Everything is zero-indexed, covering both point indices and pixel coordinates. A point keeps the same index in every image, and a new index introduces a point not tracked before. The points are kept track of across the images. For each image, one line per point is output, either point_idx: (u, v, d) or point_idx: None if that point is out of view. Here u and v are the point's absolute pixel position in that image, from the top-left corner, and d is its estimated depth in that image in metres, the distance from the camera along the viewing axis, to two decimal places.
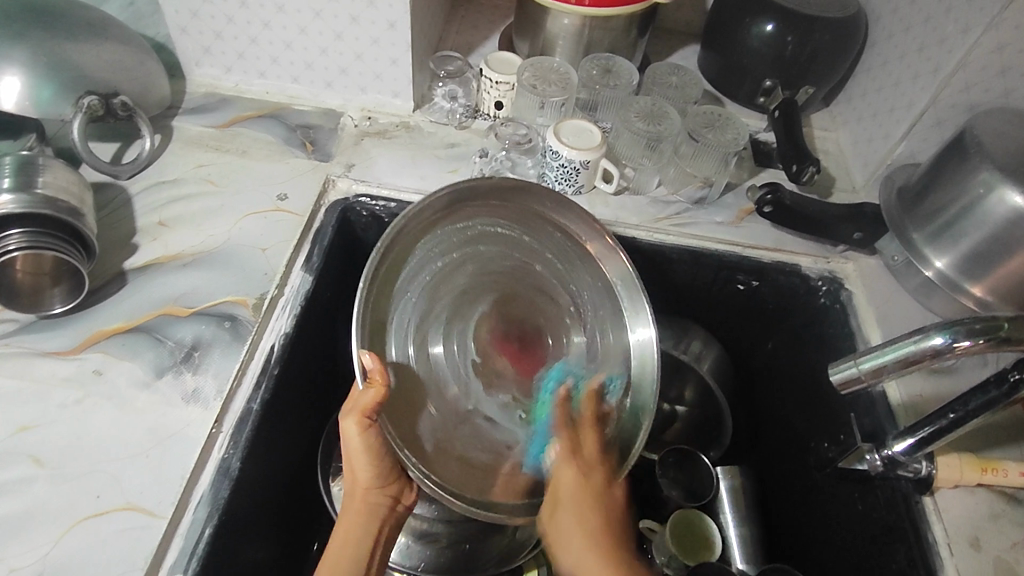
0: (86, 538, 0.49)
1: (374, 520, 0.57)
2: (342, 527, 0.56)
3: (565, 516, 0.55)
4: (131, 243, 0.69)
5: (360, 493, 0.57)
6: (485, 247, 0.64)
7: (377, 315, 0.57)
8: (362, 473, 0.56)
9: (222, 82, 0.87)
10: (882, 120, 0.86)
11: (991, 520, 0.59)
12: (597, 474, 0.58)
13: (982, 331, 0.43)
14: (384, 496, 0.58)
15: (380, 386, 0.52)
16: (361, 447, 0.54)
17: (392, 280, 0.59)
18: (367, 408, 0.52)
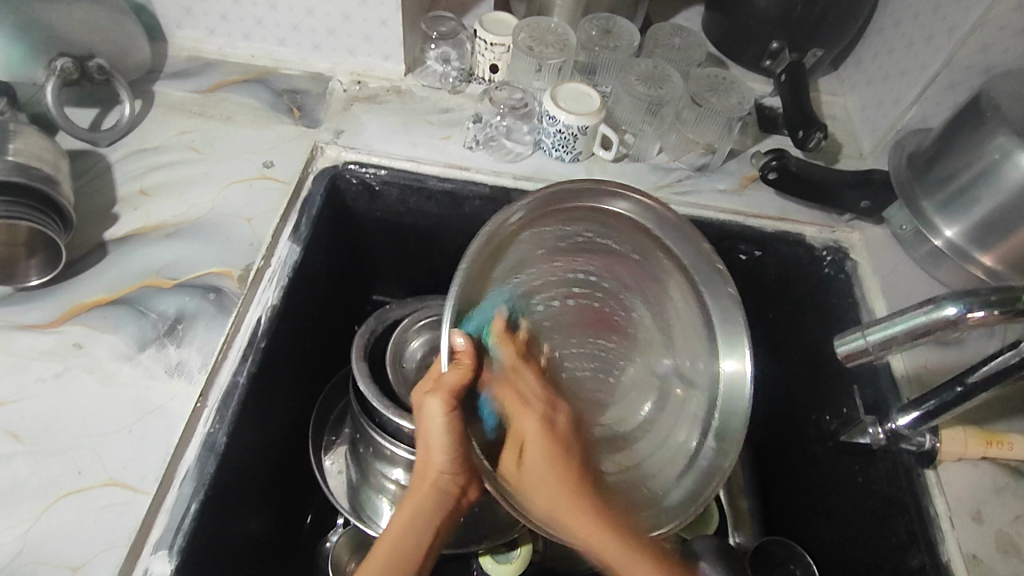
0: (67, 514, 0.48)
1: (441, 511, 0.52)
2: (407, 510, 0.52)
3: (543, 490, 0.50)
4: (112, 213, 0.67)
5: (430, 478, 0.52)
6: (578, 248, 0.57)
7: (472, 297, 0.50)
8: (437, 459, 0.50)
9: (205, 45, 0.83)
10: (893, 83, 0.83)
11: (995, 494, 0.58)
12: (568, 492, 0.51)
13: (997, 302, 0.41)
14: (457, 483, 0.52)
15: (467, 368, 0.48)
16: (440, 426, 0.49)
17: (489, 270, 0.52)
18: (452, 390, 0.48)
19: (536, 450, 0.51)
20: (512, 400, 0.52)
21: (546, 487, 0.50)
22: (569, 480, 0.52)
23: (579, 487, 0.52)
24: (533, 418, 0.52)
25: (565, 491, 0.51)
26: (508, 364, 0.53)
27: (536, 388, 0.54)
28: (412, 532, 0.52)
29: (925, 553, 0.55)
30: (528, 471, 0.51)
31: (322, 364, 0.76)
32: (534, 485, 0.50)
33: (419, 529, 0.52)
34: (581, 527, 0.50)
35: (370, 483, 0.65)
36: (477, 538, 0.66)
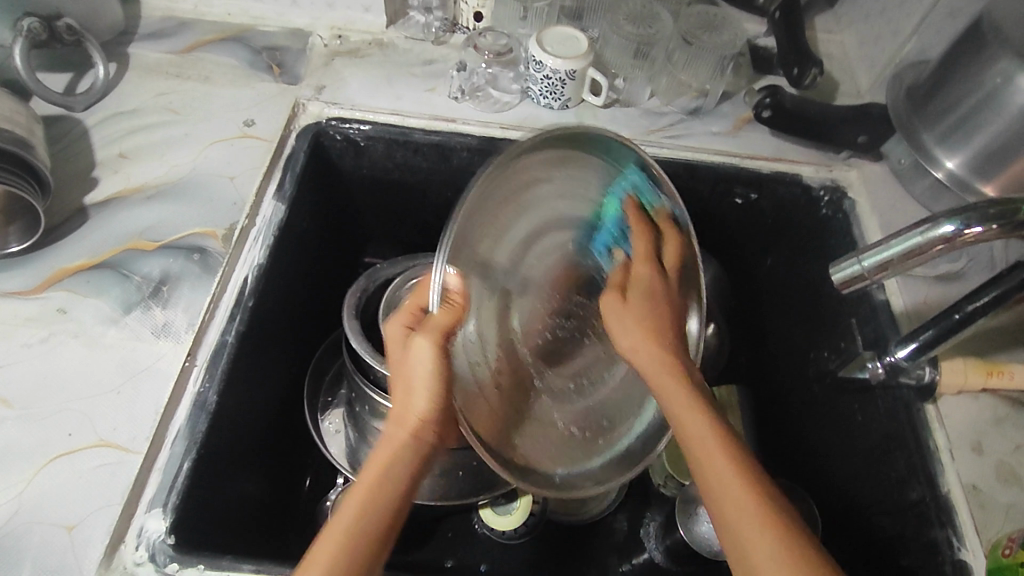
0: (59, 475, 0.48)
1: (417, 462, 0.45)
2: (378, 459, 0.45)
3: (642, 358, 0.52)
4: (91, 177, 0.65)
5: (407, 425, 0.45)
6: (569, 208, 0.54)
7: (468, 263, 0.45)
8: (416, 404, 0.45)
9: (179, 3, 0.80)
10: (891, 15, 0.80)
11: (995, 426, 0.57)
12: (661, 343, 0.53)
13: (996, 216, 0.40)
14: (434, 435, 0.46)
15: (459, 307, 0.44)
16: (426, 372, 0.44)
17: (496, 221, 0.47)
18: (442, 330, 0.44)
19: (619, 312, 0.55)
20: (637, 308, 0.55)
21: (647, 351, 0.52)
22: (676, 356, 0.52)
23: (676, 361, 0.52)
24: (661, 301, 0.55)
25: (650, 350, 0.52)
26: (636, 261, 0.57)
27: (651, 280, 0.57)
28: (380, 489, 0.43)
29: (925, 486, 0.55)
30: (625, 316, 0.54)
31: (314, 324, 0.75)
32: (623, 329, 0.54)
33: (391, 486, 0.44)
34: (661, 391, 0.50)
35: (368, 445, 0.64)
36: (478, 488, 0.66)
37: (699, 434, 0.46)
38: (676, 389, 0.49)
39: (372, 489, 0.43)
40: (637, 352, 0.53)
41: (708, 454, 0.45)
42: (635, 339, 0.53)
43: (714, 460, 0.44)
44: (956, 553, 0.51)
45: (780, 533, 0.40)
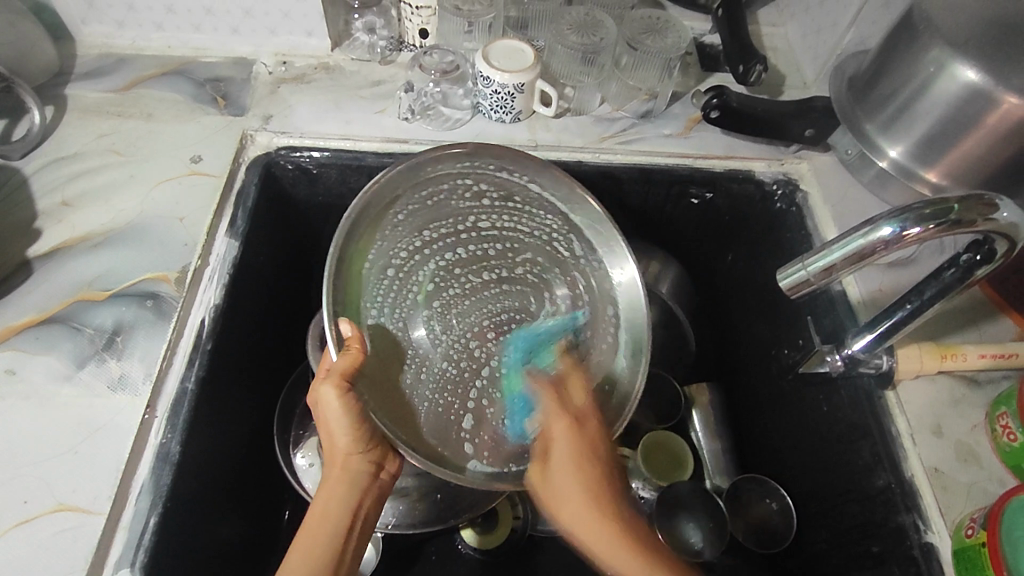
0: (17, 544, 0.47)
1: (357, 493, 0.52)
2: (320, 500, 0.51)
3: (560, 477, 0.51)
4: (34, 229, 0.64)
5: (339, 461, 0.52)
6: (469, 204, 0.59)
7: (348, 278, 0.53)
8: (340, 440, 0.51)
9: (116, 40, 0.78)
10: (829, 8, 0.81)
11: (953, 406, 0.59)
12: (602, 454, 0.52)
13: (931, 216, 0.41)
14: (365, 463, 0.53)
15: (358, 351, 0.49)
16: (339, 409, 0.50)
17: (370, 223, 0.55)
18: (344, 373, 0.49)
19: (562, 457, 0.52)
20: (563, 433, 0.52)
21: (586, 510, 0.49)
22: (597, 442, 0.53)
23: (596, 446, 0.52)
24: (571, 420, 0.53)
25: (581, 471, 0.51)
26: (552, 416, 0.53)
27: (583, 408, 0.55)
28: (323, 520, 0.49)
29: (889, 474, 0.56)
30: (560, 459, 0.52)
31: (279, 357, 0.74)
32: (559, 468, 0.51)
33: (333, 519, 0.49)
34: (577, 519, 0.49)
35: None
36: (460, 512, 0.65)
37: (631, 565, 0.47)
38: (582, 506, 0.49)
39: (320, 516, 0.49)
40: (549, 485, 0.51)
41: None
42: (569, 496, 0.50)
43: (603, 528, 0.49)
44: (923, 537, 0.53)
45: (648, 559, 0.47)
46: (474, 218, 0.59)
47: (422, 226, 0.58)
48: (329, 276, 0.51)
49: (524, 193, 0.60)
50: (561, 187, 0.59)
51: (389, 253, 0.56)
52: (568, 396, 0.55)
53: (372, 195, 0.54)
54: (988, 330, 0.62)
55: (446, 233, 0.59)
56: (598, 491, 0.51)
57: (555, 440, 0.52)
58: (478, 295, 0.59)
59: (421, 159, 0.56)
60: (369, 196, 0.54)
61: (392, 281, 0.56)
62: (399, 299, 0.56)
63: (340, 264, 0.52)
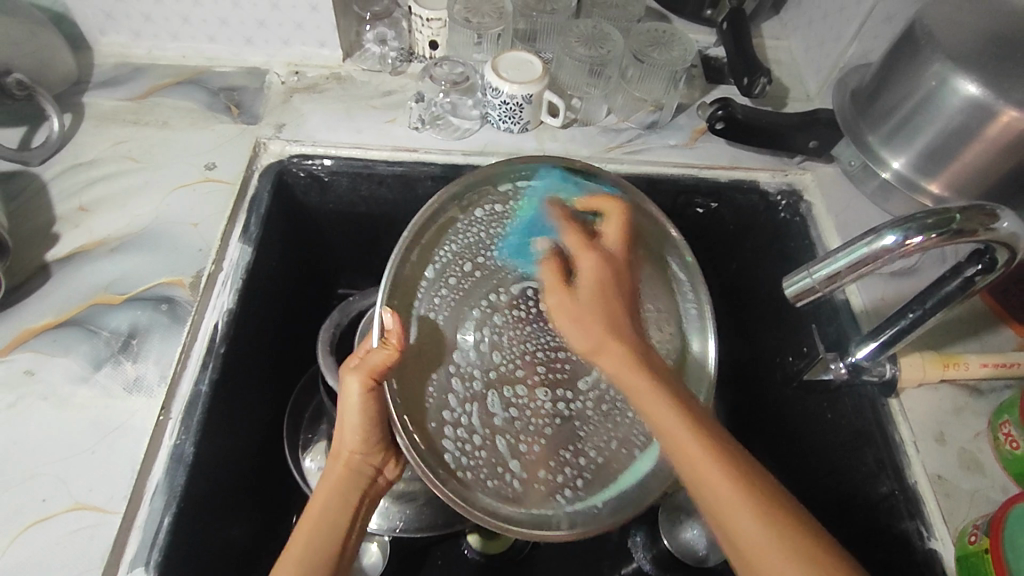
0: (35, 541, 0.48)
1: (357, 492, 0.51)
2: (319, 495, 0.50)
3: (568, 325, 0.51)
4: (52, 233, 0.65)
5: (343, 461, 0.52)
6: (560, 231, 0.57)
7: (409, 274, 0.52)
8: (349, 438, 0.51)
9: (132, 49, 0.79)
10: (832, 21, 0.82)
11: (956, 414, 0.60)
12: (626, 293, 0.53)
13: (934, 225, 0.42)
14: (368, 466, 0.53)
15: (396, 348, 0.47)
16: (359, 404, 0.50)
17: (439, 228, 0.55)
18: (375, 368, 0.48)
19: (575, 299, 0.52)
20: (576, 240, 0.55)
21: (608, 353, 0.49)
22: (614, 283, 0.52)
23: (611, 300, 0.51)
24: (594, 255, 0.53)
25: (596, 294, 0.51)
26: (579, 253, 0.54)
27: (612, 241, 0.55)
28: (326, 516, 0.48)
29: (893, 481, 0.57)
30: (574, 309, 0.51)
31: (289, 361, 0.75)
32: (568, 310, 0.51)
33: (334, 516, 0.49)
34: (649, 403, 0.47)
35: None
36: (466, 515, 0.65)
37: (677, 430, 0.44)
38: (630, 373, 0.48)
39: (320, 515, 0.48)
40: (601, 353, 0.50)
41: (681, 444, 0.43)
42: (580, 317, 0.51)
43: (708, 462, 0.42)
44: (926, 544, 0.54)
45: (786, 530, 0.39)
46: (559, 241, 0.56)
47: (495, 237, 0.57)
48: (397, 256, 0.51)
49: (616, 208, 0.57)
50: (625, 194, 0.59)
51: (451, 260, 0.55)
52: (601, 237, 0.56)
53: (454, 200, 0.56)
54: (990, 339, 0.63)
55: (523, 259, 0.56)
56: (654, 370, 0.48)
57: (614, 258, 0.54)
58: (543, 324, 0.56)
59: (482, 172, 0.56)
60: (435, 206, 0.54)
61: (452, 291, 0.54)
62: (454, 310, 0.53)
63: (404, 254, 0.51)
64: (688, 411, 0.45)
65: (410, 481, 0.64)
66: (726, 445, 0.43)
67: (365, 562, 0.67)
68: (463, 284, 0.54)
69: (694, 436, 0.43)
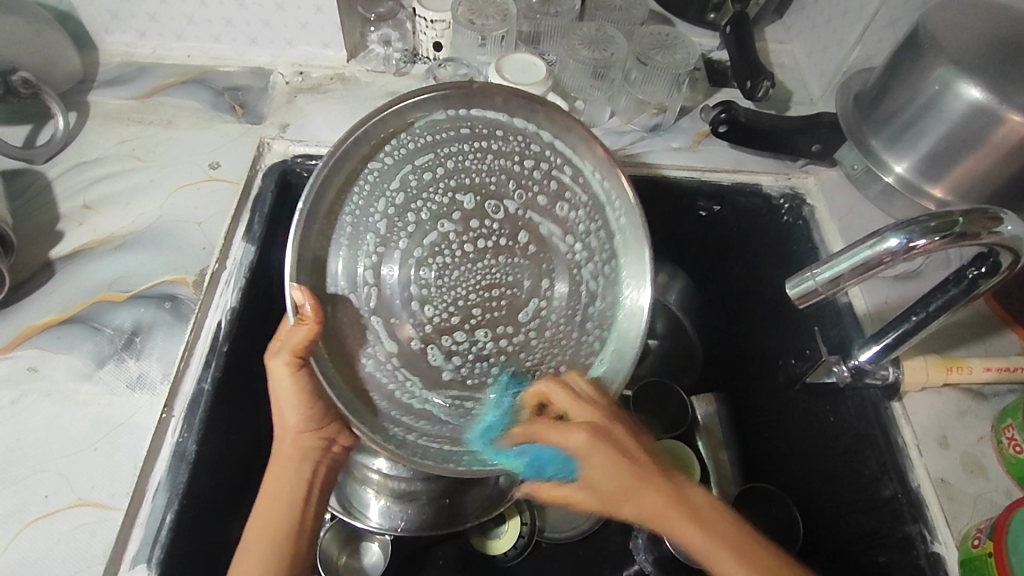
0: (38, 538, 0.48)
1: (309, 466, 0.53)
2: (273, 475, 0.52)
3: (594, 468, 0.50)
4: (56, 230, 0.65)
5: (290, 439, 0.52)
6: (490, 167, 0.53)
7: (315, 239, 0.49)
8: (290, 416, 0.52)
9: (137, 49, 0.79)
10: (835, 25, 0.82)
11: (959, 418, 0.60)
12: (633, 440, 0.51)
13: (937, 228, 0.42)
14: (318, 439, 0.53)
15: (312, 326, 0.47)
16: (292, 388, 0.50)
17: (363, 145, 0.50)
18: (297, 348, 0.48)
19: (602, 460, 0.49)
20: (563, 395, 0.51)
21: (648, 495, 0.48)
22: (616, 439, 0.50)
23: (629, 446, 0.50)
24: (581, 426, 0.49)
25: (614, 459, 0.49)
26: (568, 429, 0.50)
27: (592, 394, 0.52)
28: (273, 497, 0.51)
29: (896, 484, 0.57)
30: (596, 458, 0.49)
31: None
32: (614, 494, 0.49)
33: (286, 495, 0.51)
34: (638, 501, 0.49)
35: (356, 479, 0.64)
36: (467, 516, 0.65)
37: (706, 543, 0.47)
38: (647, 496, 0.48)
39: (274, 499, 0.50)
40: (627, 499, 0.49)
41: (714, 557, 0.46)
42: (610, 471, 0.49)
43: (677, 522, 0.48)
44: (929, 547, 0.53)
45: (746, 556, 0.46)
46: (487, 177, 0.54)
47: (424, 157, 0.52)
48: (297, 228, 0.48)
49: (544, 147, 0.54)
50: (572, 136, 0.54)
51: (373, 174, 0.51)
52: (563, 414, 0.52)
53: (388, 115, 0.50)
54: (993, 344, 0.63)
55: (448, 185, 0.53)
56: (659, 483, 0.49)
57: (601, 422, 0.50)
58: (470, 263, 0.54)
59: (429, 90, 0.50)
60: (336, 157, 0.48)
61: (383, 214, 0.51)
62: (378, 241, 0.51)
63: (323, 184, 0.48)
64: (705, 518, 0.48)
65: (414, 480, 0.64)
66: (743, 536, 0.47)
67: (367, 561, 0.67)
68: (382, 222, 0.51)
69: (724, 546, 0.46)
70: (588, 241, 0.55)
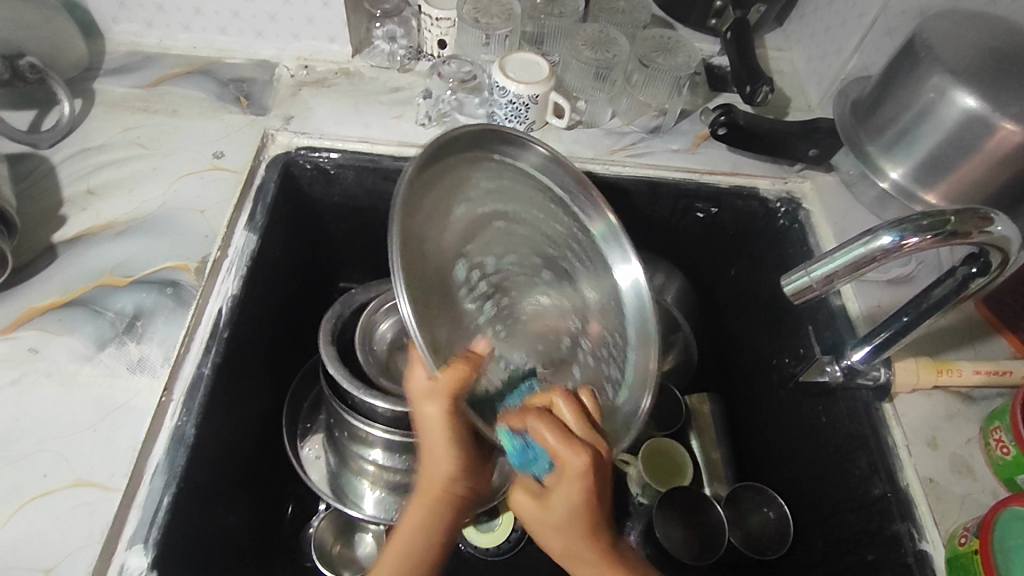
0: (35, 516, 0.49)
1: (450, 520, 0.49)
2: (415, 525, 0.48)
3: (561, 491, 0.45)
4: (59, 215, 0.65)
5: (438, 488, 0.48)
6: (569, 232, 0.62)
7: (421, 233, 0.50)
8: (444, 468, 0.47)
9: (144, 39, 0.80)
10: (834, 34, 0.83)
11: (948, 420, 0.61)
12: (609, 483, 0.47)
13: (929, 226, 0.43)
14: (463, 489, 0.48)
15: (466, 369, 0.45)
16: (445, 435, 0.46)
17: (481, 143, 0.58)
18: (453, 391, 0.45)
19: (563, 494, 0.45)
20: (573, 417, 0.47)
21: (572, 528, 0.46)
22: (575, 479, 0.44)
23: (576, 482, 0.44)
24: (585, 452, 0.44)
25: (580, 503, 0.45)
26: (566, 448, 0.44)
27: (580, 430, 0.47)
28: (421, 537, 0.48)
29: (885, 483, 0.57)
30: (557, 492, 0.45)
31: (292, 350, 0.76)
32: (544, 516, 0.47)
33: (429, 538, 0.48)
34: (566, 530, 0.46)
35: (353, 471, 0.66)
36: None
37: None
38: (580, 535, 0.46)
39: (406, 550, 0.48)
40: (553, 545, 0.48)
41: None
42: (570, 512, 0.45)
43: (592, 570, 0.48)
44: (917, 545, 0.54)
45: None
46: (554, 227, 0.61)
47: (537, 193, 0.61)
48: (404, 197, 0.48)
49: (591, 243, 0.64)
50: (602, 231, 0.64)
51: (500, 165, 0.60)
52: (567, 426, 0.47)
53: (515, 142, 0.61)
54: (983, 348, 0.64)
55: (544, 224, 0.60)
56: (574, 526, 0.46)
57: (603, 452, 0.46)
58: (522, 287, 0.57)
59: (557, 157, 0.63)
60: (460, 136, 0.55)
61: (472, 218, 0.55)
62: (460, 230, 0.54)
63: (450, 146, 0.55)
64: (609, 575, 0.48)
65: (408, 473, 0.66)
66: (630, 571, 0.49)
67: (359, 551, 0.68)
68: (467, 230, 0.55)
69: None
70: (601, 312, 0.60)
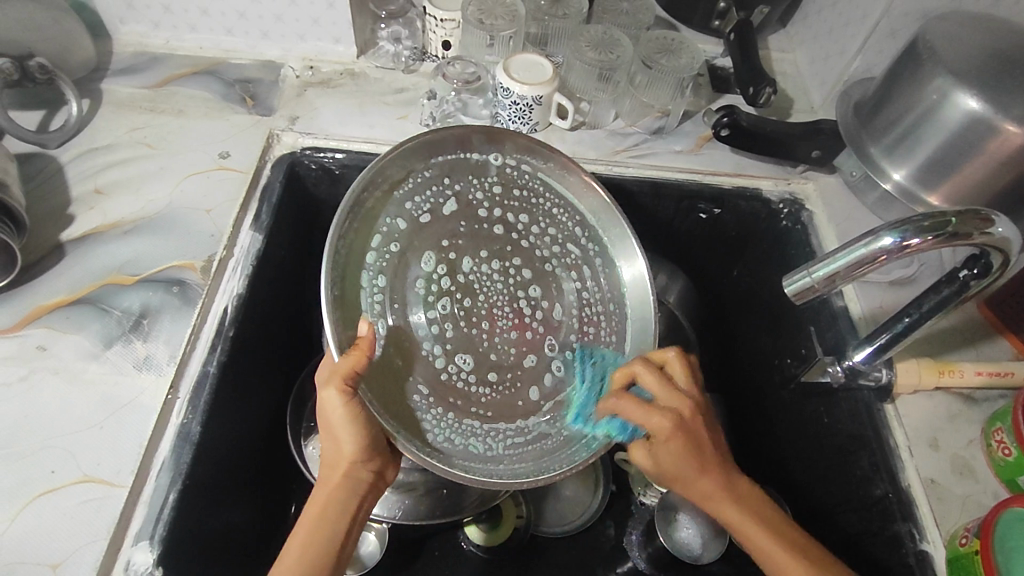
0: (42, 512, 0.49)
1: (354, 501, 0.50)
2: (316, 504, 0.49)
3: (660, 454, 0.51)
4: (67, 214, 0.66)
5: (341, 467, 0.50)
6: (539, 218, 0.63)
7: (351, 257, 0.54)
8: (346, 445, 0.49)
9: (151, 39, 0.80)
10: (838, 35, 0.83)
11: (950, 421, 0.61)
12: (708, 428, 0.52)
13: (930, 228, 0.43)
14: (368, 472, 0.50)
15: (364, 351, 0.48)
16: (343, 416, 0.48)
17: (433, 149, 0.59)
18: (347, 374, 0.47)
19: (665, 454, 0.51)
20: (655, 382, 0.52)
21: (702, 481, 0.51)
22: (670, 441, 0.50)
23: (675, 442, 0.50)
24: (666, 413, 0.50)
25: (680, 459, 0.50)
26: (648, 416, 0.50)
27: (667, 394, 0.51)
28: (323, 523, 0.49)
29: (887, 484, 0.58)
30: (662, 453, 0.51)
31: (296, 349, 0.76)
32: (664, 472, 0.52)
33: (332, 521, 0.49)
34: (692, 480, 0.51)
35: None
36: (463, 507, 0.65)
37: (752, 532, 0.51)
38: (700, 480, 0.51)
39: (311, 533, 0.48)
40: (700, 491, 0.52)
41: (750, 533, 0.51)
42: (677, 468, 0.51)
43: (732, 509, 0.52)
44: (918, 545, 0.54)
45: (778, 530, 0.51)
46: (552, 231, 0.63)
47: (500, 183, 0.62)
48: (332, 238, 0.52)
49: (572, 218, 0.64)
50: (589, 199, 0.63)
51: (453, 165, 0.61)
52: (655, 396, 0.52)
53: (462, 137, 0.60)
54: (985, 349, 0.64)
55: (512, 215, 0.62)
56: (700, 470, 0.51)
57: (686, 411, 0.51)
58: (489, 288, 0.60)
59: (563, 160, 0.62)
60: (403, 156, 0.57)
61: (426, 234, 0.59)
62: (437, 227, 0.59)
63: (432, 146, 0.59)
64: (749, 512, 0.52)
65: (411, 471, 0.66)
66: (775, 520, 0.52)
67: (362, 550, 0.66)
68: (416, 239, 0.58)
69: (764, 527, 0.51)
70: (604, 304, 0.62)
